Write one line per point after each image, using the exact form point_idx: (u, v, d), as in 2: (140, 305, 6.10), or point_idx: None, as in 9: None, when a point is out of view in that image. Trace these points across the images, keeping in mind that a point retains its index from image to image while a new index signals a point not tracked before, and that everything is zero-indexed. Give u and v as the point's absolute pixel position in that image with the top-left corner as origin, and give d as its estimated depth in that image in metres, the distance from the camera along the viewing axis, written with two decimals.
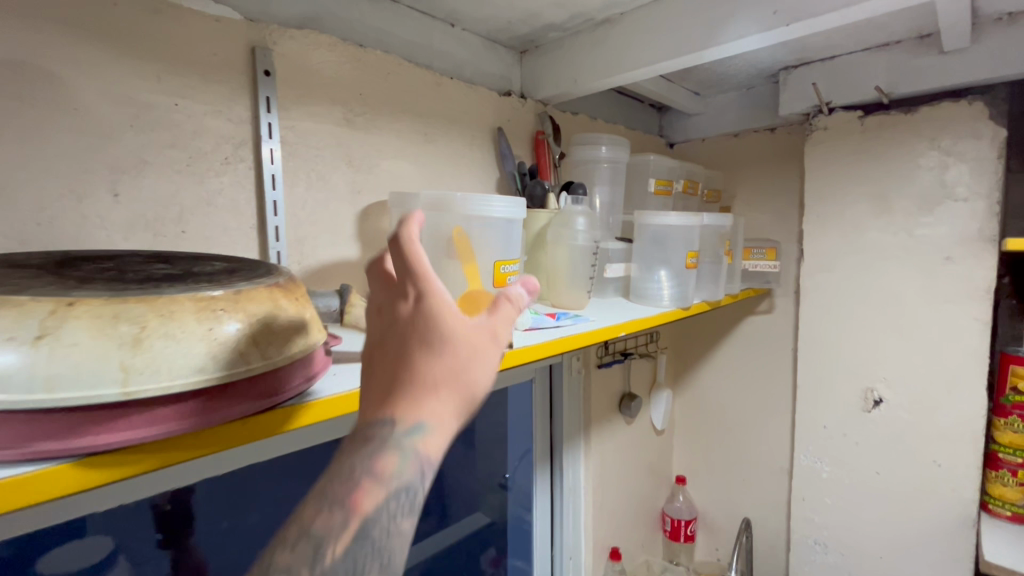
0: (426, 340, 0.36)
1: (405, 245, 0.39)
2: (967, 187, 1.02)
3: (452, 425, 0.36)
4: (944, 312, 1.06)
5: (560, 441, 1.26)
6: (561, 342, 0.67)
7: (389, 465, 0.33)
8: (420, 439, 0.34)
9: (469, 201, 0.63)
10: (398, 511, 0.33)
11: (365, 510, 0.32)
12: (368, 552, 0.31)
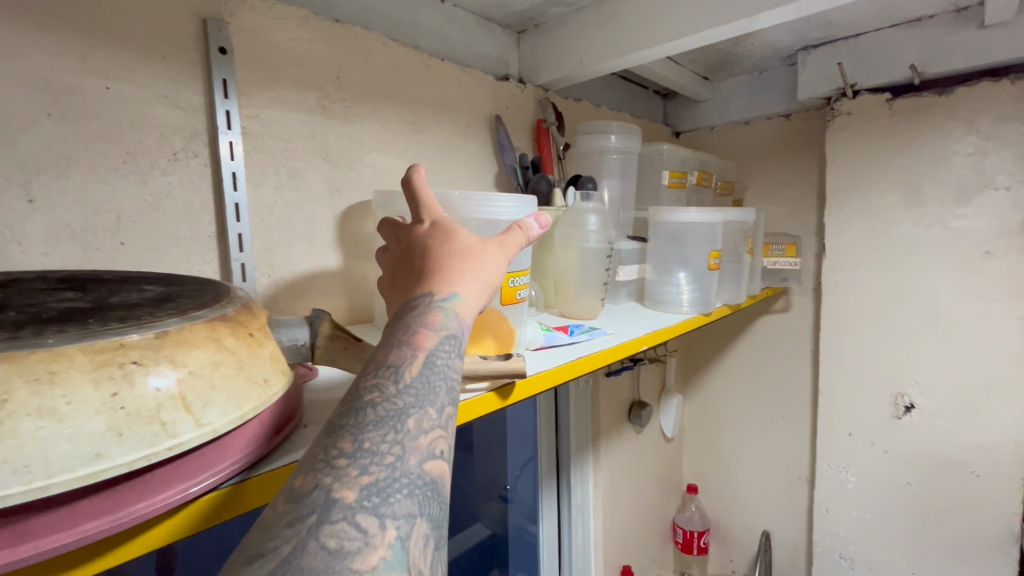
0: (449, 243, 0.45)
1: (415, 180, 0.47)
2: (1009, 174, 0.93)
3: (479, 302, 0.44)
4: (982, 311, 0.97)
5: (567, 456, 1.16)
6: (579, 363, 0.57)
7: (437, 321, 0.39)
8: (459, 305, 0.41)
9: (472, 203, 0.53)
10: (451, 353, 0.39)
11: (427, 348, 0.37)
12: (438, 377, 0.37)
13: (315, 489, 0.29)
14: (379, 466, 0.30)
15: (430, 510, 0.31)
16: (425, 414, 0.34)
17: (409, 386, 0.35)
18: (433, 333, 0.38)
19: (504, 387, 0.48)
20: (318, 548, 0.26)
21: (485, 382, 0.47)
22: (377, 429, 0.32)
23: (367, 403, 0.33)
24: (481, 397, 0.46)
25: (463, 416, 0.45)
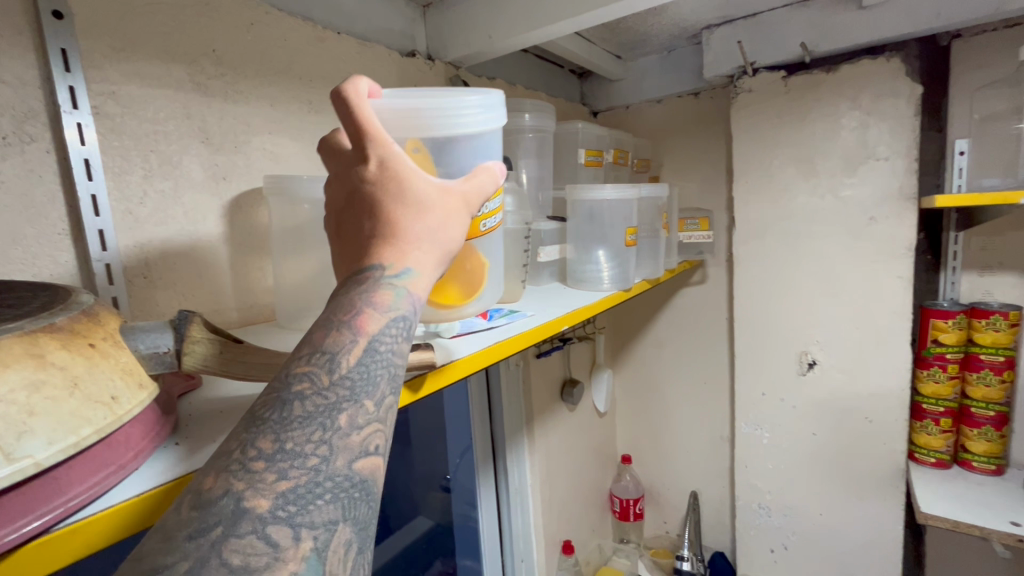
0: (406, 198, 0.39)
1: (358, 104, 0.38)
2: (888, 145, 1.02)
3: (435, 269, 0.41)
4: (871, 272, 1.06)
5: (502, 440, 1.16)
6: (497, 348, 0.55)
7: (385, 299, 0.36)
8: (412, 278, 0.38)
9: (439, 111, 0.45)
10: (396, 335, 0.36)
11: (369, 331, 0.34)
12: (380, 364, 0.34)
13: (223, 496, 0.26)
14: (300, 470, 0.28)
15: (357, 511, 0.30)
16: (359, 409, 0.32)
17: (344, 376, 0.32)
18: (378, 313, 0.35)
19: (413, 380, 0.45)
20: (218, 567, 0.24)
21: None
22: (303, 427, 0.29)
23: (294, 395, 0.30)
24: None
25: None
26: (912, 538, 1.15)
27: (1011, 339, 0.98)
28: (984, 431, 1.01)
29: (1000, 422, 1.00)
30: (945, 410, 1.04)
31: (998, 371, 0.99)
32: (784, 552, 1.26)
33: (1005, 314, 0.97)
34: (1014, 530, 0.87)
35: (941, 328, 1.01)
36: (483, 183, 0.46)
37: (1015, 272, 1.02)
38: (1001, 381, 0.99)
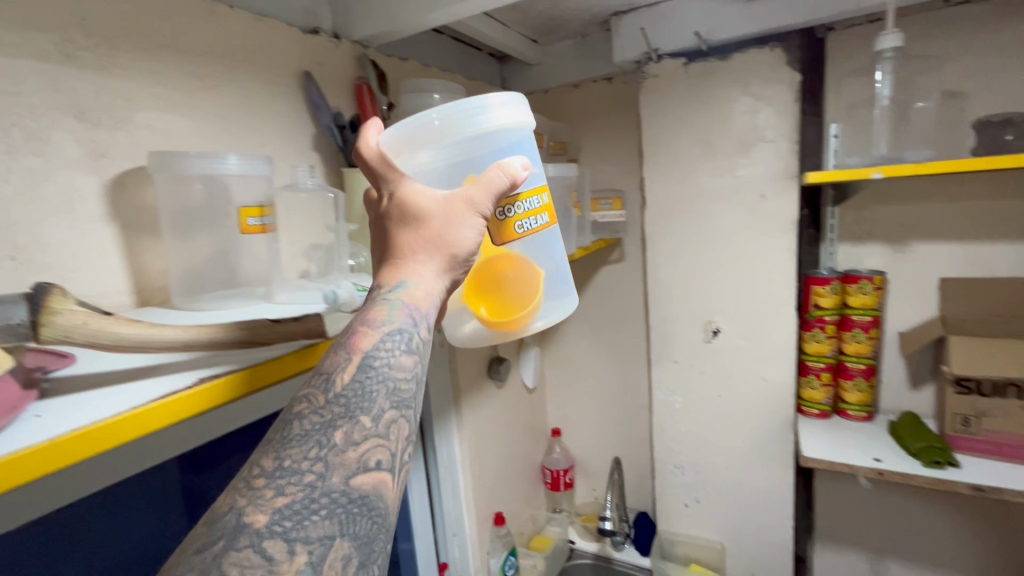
0: (404, 218, 0.50)
1: (373, 152, 0.53)
2: (774, 128, 1.11)
3: (434, 279, 0.49)
4: (763, 245, 1.17)
5: (429, 418, 1.18)
6: None
7: (381, 314, 0.46)
8: (407, 288, 0.48)
9: (472, 112, 0.52)
10: (390, 345, 0.45)
11: (364, 345, 0.44)
12: (371, 377, 0.43)
13: (229, 512, 0.36)
14: (297, 486, 0.37)
15: (350, 518, 0.38)
16: (353, 426, 0.40)
17: (338, 396, 0.41)
18: (372, 330, 0.45)
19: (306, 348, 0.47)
20: (219, 573, 0.33)
21: (282, 344, 0.46)
22: (301, 445, 0.38)
23: (302, 417, 0.40)
24: (284, 357, 0.44)
25: (269, 376, 0.43)
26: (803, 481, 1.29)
27: (876, 300, 1.12)
28: (856, 382, 1.16)
29: (868, 373, 1.15)
30: (825, 366, 1.17)
31: (866, 329, 1.13)
32: (697, 505, 1.37)
33: (871, 279, 1.11)
34: (875, 465, 1.00)
35: (820, 294, 1.14)
36: (497, 186, 0.51)
37: (880, 242, 1.15)
38: (868, 338, 1.13)
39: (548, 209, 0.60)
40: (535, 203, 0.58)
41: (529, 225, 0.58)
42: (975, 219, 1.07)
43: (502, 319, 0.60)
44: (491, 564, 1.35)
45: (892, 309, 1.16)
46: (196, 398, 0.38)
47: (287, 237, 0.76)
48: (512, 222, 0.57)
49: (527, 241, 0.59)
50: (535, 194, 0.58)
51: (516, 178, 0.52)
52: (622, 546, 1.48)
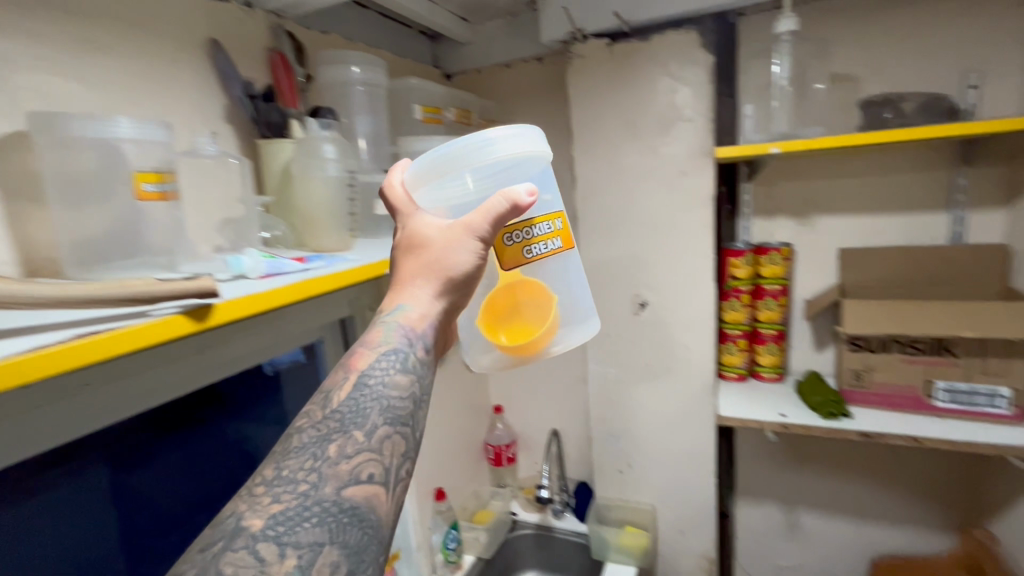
0: (408, 247, 0.57)
1: (394, 188, 0.59)
2: (692, 108, 1.17)
3: (428, 302, 0.55)
4: (684, 220, 1.23)
5: None
6: (306, 285, 0.59)
7: (380, 335, 0.52)
8: (403, 311, 0.54)
9: (475, 150, 0.54)
10: (386, 361, 0.50)
11: (363, 362, 0.50)
12: (365, 393, 0.48)
13: (232, 515, 0.41)
14: (291, 494, 0.41)
15: (337, 525, 0.41)
16: (346, 440, 0.45)
17: (334, 412, 0.46)
18: (372, 349, 0.51)
19: (198, 310, 0.47)
20: (218, 569, 0.37)
21: (172, 304, 0.46)
22: (298, 457, 0.44)
23: (303, 430, 0.46)
24: (171, 317, 0.45)
25: (154, 335, 0.44)
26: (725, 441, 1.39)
27: (785, 270, 1.21)
28: (768, 346, 1.26)
29: (778, 338, 1.25)
30: (741, 332, 1.26)
31: (776, 297, 1.22)
32: (630, 470, 1.43)
33: (779, 250, 1.20)
34: (780, 420, 1.09)
35: (735, 265, 1.22)
36: (500, 212, 0.53)
37: (789, 216, 1.24)
38: (778, 305, 1.23)
39: (561, 233, 0.60)
40: (548, 228, 0.59)
41: (540, 250, 0.59)
42: (869, 193, 1.17)
43: (520, 345, 0.61)
44: (434, 540, 1.37)
45: (800, 278, 1.26)
46: (73, 354, 0.38)
47: (193, 210, 0.74)
48: (520, 248, 0.58)
49: (539, 265, 0.60)
50: (547, 219, 0.59)
51: (522, 203, 0.53)
52: (563, 514, 1.55)
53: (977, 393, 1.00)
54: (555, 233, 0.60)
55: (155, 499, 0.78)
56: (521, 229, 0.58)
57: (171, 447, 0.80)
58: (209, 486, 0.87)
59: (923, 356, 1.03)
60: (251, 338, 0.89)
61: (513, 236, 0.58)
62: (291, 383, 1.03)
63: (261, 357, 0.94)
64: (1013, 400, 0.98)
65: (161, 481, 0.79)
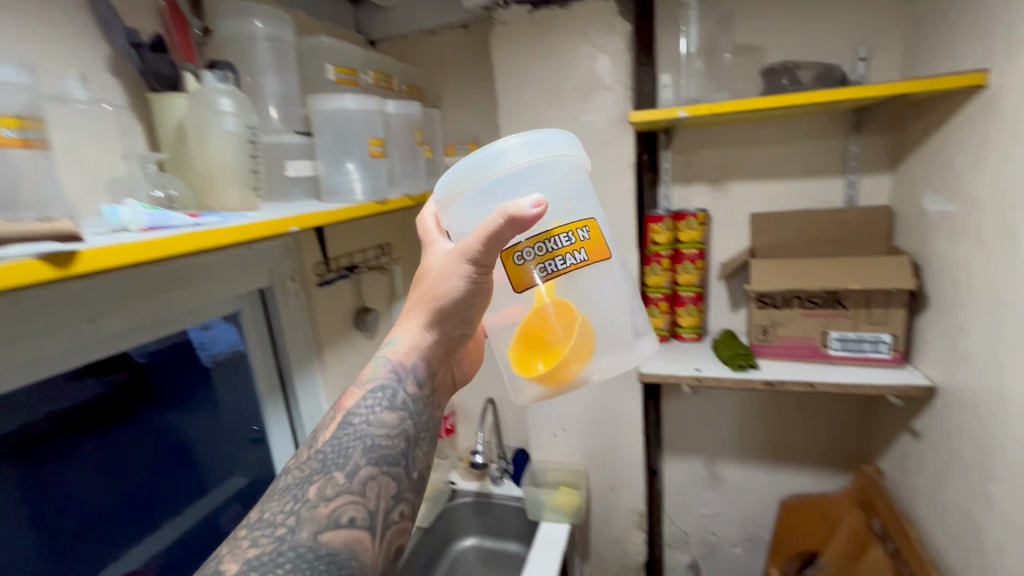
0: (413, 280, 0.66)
1: (422, 220, 0.68)
2: (611, 76, 1.20)
3: (416, 335, 0.64)
4: (607, 187, 1.26)
5: (288, 368, 1.16)
6: (196, 236, 0.57)
7: (374, 368, 0.62)
8: (394, 345, 0.64)
9: (485, 165, 0.57)
10: (374, 393, 0.59)
11: (355, 394, 0.60)
12: (348, 432, 0.55)
13: (218, 557, 0.47)
14: (269, 537, 0.48)
15: (311, 566, 0.46)
16: (325, 482, 0.51)
17: (317, 456, 0.53)
18: (364, 383, 0.60)
19: (60, 256, 0.44)
20: None
21: (30, 248, 0.42)
22: (280, 501, 0.50)
23: (289, 477, 0.53)
24: (29, 261, 0.42)
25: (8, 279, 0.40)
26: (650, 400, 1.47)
27: (701, 234, 1.27)
28: (687, 307, 1.31)
29: (697, 300, 1.31)
30: (662, 296, 1.31)
31: (694, 261, 1.28)
32: (563, 434, 1.48)
33: (695, 215, 1.25)
34: (695, 373, 1.16)
35: (656, 231, 1.27)
36: (496, 227, 0.53)
37: (704, 183, 1.30)
38: (696, 268, 1.28)
39: (586, 244, 0.59)
40: (568, 241, 0.58)
41: (559, 265, 0.58)
42: (776, 160, 1.24)
43: (557, 378, 0.61)
44: None
45: (716, 243, 1.33)
46: None
47: (69, 164, 0.69)
48: (537, 264, 0.58)
49: (561, 281, 0.59)
50: (567, 229, 0.58)
51: (522, 215, 0.52)
52: (501, 480, 1.58)
53: (864, 341, 1.10)
54: (578, 245, 0.59)
55: (78, 495, 0.82)
56: (537, 244, 0.58)
57: (87, 444, 0.83)
58: (134, 478, 0.91)
59: (819, 309, 1.11)
60: (159, 307, 0.87)
61: (527, 253, 0.58)
62: (224, 376, 1.07)
63: (169, 325, 0.92)
64: (894, 343, 1.07)
65: (80, 477, 0.82)
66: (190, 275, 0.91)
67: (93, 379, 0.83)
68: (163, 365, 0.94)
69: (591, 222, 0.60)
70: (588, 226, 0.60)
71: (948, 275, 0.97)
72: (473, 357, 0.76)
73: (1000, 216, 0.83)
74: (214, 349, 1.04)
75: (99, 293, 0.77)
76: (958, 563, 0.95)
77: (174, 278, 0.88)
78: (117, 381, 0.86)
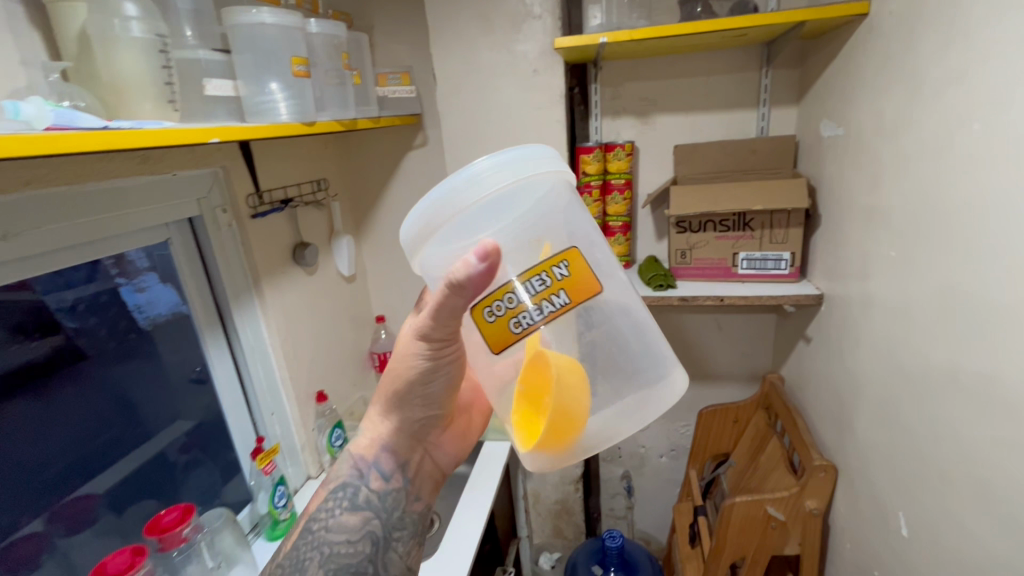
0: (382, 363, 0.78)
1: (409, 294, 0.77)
2: (540, 4, 1.21)
3: (374, 428, 0.76)
4: (539, 118, 1.30)
5: (224, 299, 1.16)
6: (109, 139, 0.58)
7: (340, 464, 0.77)
8: (358, 438, 0.77)
9: (467, 193, 0.54)
10: (333, 496, 0.74)
11: (324, 493, 0.76)
12: (312, 535, 0.72)
13: None
14: None
15: None
16: None
17: (288, 559, 0.72)
18: (331, 482, 0.76)
19: None
20: None
21: None
22: None
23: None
24: None
25: None
26: None
27: (628, 165, 1.33)
28: (616, 237, 1.38)
29: (625, 229, 1.37)
30: None
31: (621, 191, 1.34)
32: None
33: (624, 146, 1.31)
34: None
35: (587, 162, 1.32)
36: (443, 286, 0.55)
37: (632, 116, 1.36)
38: (624, 199, 1.35)
39: (564, 285, 0.56)
40: (545, 282, 0.56)
41: (539, 312, 0.56)
42: (697, 92, 1.31)
43: (562, 436, 0.58)
44: (319, 441, 1.43)
45: (643, 173, 1.40)
46: None
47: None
48: (513, 316, 0.56)
49: (547, 329, 0.57)
50: (542, 269, 0.56)
51: (479, 264, 0.52)
52: None
53: (767, 259, 1.22)
54: (558, 287, 0.56)
55: (22, 450, 0.86)
56: (514, 292, 0.56)
57: (20, 401, 0.85)
58: (75, 429, 0.94)
59: (730, 231, 1.22)
60: (80, 232, 0.86)
61: (504, 303, 0.56)
62: (166, 334, 1.10)
63: (91, 251, 0.91)
64: (792, 261, 1.20)
65: (23, 436, 0.86)
66: (108, 196, 0.89)
67: (19, 344, 0.84)
68: (95, 328, 0.96)
69: (572, 255, 0.57)
70: (568, 260, 0.57)
71: (834, 195, 1.10)
72: (457, 436, 0.82)
73: (874, 137, 0.94)
74: (152, 311, 1.06)
75: (11, 211, 0.76)
76: (832, 442, 1.12)
77: (93, 201, 0.86)
78: (46, 346, 0.88)
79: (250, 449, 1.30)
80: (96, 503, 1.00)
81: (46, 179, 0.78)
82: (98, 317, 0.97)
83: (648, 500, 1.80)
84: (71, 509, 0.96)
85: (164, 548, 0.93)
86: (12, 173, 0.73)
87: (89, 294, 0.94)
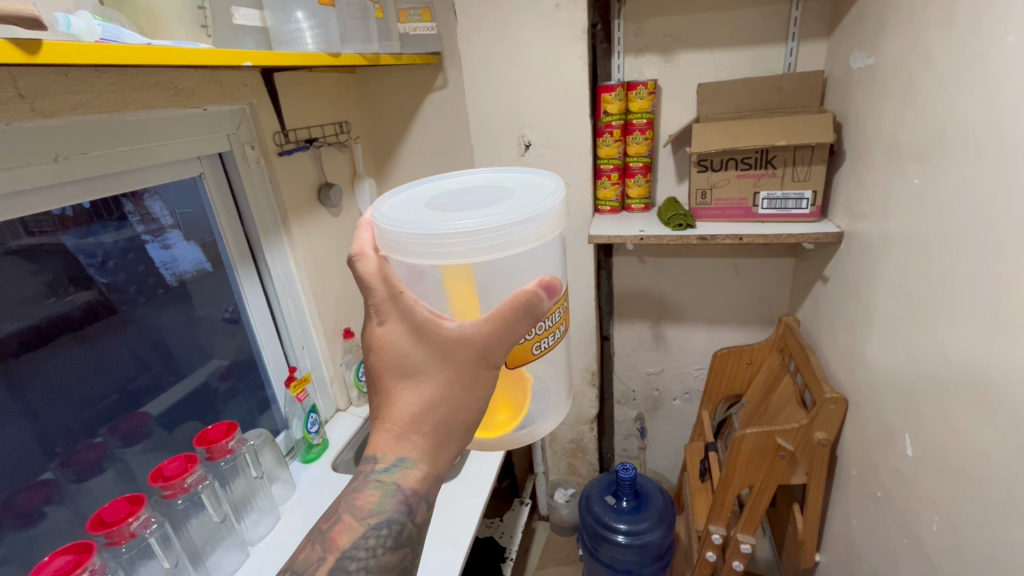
0: (392, 363, 0.62)
1: (367, 263, 0.63)
2: None
3: (417, 459, 0.63)
4: (559, 56, 1.29)
5: (255, 235, 1.21)
6: (153, 53, 0.61)
7: (374, 493, 0.64)
8: (400, 471, 0.63)
9: (457, 243, 0.56)
10: (369, 534, 0.63)
11: (358, 529, 0.63)
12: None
13: None
14: None
15: None
16: None
17: None
18: (367, 515, 0.64)
19: (30, 43, 0.49)
20: None
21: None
22: None
23: None
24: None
25: None
26: (604, 255, 1.60)
27: (650, 104, 1.31)
28: (636, 178, 1.39)
29: (645, 171, 1.38)
30: (613, 167, 1.38)
31: (643, 131, 1.33)
32: None
33: (645, 84, 1.29)
34: (639, 234, 1.27)
35: (608, 101, 1.31)
36: (522, 310, 0.58)
37: (656, 53, 1.34)
38: (645, 139, 1.34)
39: (563, 318, 0.70)
40: (559, 315, 0.68)
41: (549, 339, 0.68)
42: (724, 26, 1.27)
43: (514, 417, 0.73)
44: (346, 375, 1.51)
45: (665, 114, 1.39)
46: None
47: None
48: (535, 341, 0.66)
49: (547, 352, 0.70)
50: (559, 304, 0.68)
51: (547, 296, 0.59)
52: None
53: (788, 198, 1.21)
54: (560, 321, 0.69)
55: (75, 371, 0.94)
56: (540, 322, 0.65)
57: (68, 331, 0.92)
58: (114, 368, 1.01)
59: (751, 170, 1.21)
60: (124, 161, 0.90)
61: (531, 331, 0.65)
62: (197, 281, 1.16)
63: (131, 182, 0.95)
64: (814, 199, 1.19)
65: (73, 362, 0.93)
66: (143, 129, 0.92)
67: (55, 298, 0.89)
68: (125, 284, 1.01)
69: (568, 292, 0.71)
70: (567, 298, 0.71)
71: (861, 128, 1.08)
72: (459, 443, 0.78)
73: (906, 64, 0.91)
74: (178, 268, 1.11)
75: (61, 135, 0.79)
76: (844, 377, 1.15)
77: (132, 132, 0.90)
78: (79, 301, 0.93)
79: (283, 380, 1.37)
80: (147, 421, 1.09)
81: (89, 106, 0.81)
82: (134, 260, 1.02)
83: (661, 441, 1.87)
84: (123, 427, 1.04)
85: (212, 458, 1.03)
86: (61, 97, 0.77)
87: (117, 249, 0.98)
